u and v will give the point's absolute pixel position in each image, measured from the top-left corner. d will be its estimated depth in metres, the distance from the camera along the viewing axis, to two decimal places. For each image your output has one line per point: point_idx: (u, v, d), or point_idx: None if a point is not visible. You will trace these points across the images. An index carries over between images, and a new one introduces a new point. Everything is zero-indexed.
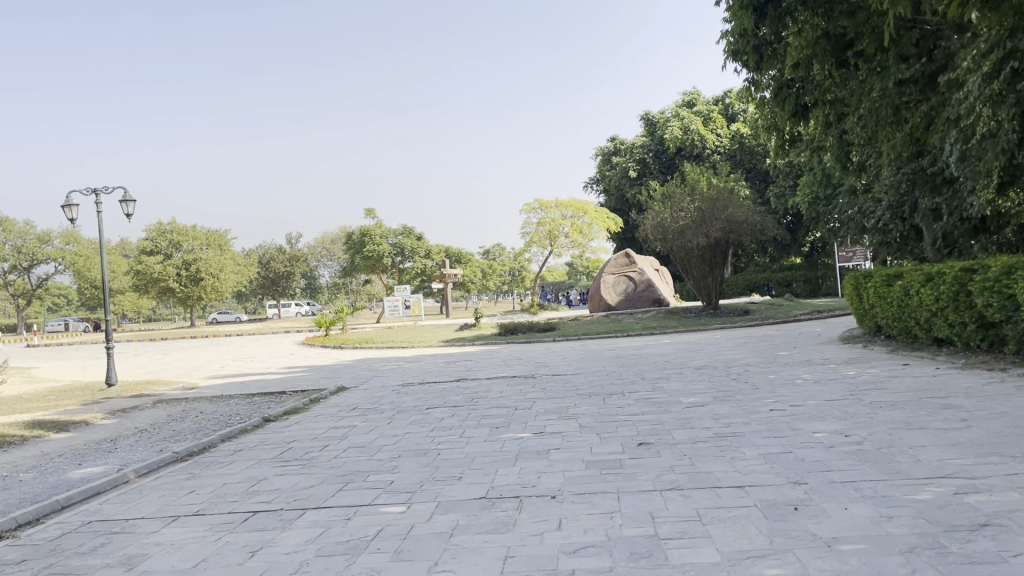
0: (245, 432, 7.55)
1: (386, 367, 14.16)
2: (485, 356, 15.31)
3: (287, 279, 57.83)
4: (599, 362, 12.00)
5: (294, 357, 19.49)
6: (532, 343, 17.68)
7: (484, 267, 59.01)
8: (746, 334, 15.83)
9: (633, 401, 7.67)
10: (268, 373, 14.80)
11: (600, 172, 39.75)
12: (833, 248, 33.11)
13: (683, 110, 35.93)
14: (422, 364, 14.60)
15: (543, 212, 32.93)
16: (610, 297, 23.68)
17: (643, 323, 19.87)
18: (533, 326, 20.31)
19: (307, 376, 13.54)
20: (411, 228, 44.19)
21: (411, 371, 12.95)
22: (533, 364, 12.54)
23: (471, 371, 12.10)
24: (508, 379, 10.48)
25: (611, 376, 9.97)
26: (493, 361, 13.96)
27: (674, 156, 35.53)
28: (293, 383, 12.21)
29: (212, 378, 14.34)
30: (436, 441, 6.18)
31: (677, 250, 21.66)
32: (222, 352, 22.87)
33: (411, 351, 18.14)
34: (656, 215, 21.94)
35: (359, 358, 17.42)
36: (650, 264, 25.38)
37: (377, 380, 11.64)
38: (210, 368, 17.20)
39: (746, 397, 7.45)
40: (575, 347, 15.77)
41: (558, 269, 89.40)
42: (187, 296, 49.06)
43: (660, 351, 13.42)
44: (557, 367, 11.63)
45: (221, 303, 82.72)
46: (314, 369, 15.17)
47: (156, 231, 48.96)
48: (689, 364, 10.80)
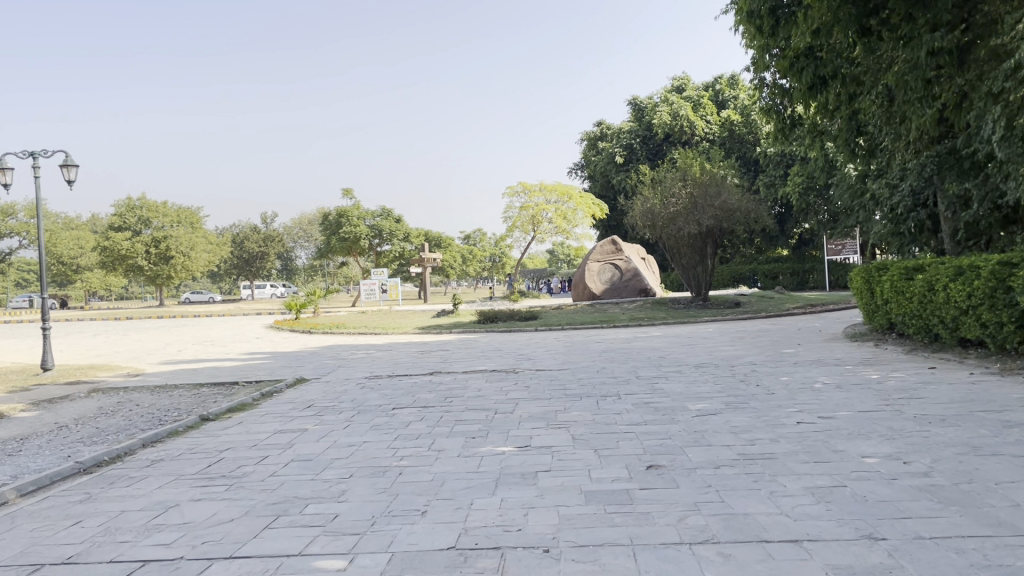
0: (175, 434, 6.41)
1: (355, 356, 13.02)
2: (462, 346, 14.22)
3: (261, 260, 56.32)
4: (586, 356, 10.93)
5: (259, 341, 18.30)
6: (513, 333, 16.60)
7: (464, 252, 57.80)
8: (742, 329, 14.82)
9: (632, 406, 6.61)
10: (226, 360, 13.63)
11: (585, 157, 38.61)
12: (823, 240, 32.20)
13: (672, 95, 34.83)
14: (394, 353, 13.48)
15: (527, 196, 31.81)
16: (595, 286, 22.58)
17: (629, 314, 18.83)
18: (514, 314, 19.21)
19: (266, 364, 12.37)
20: (390, 210, 42.91)
21: (381, 362, 11.83)
22: (514, 356, 11.47)
23: (447, 363, 11.00)
24: (487, 374, 9.38)
25: (602, 374, 8.90)
26: (471, 351, 12.85)
27: (661, 142, 34.50)
28: (249, 372, 11.05)
29: (164, 364, 13.16)
30: (397, 455, 5.09)
31: (666, 238, 20.63)
32: (184, 335, 21.64)
33: (383, 338, 17.03)
34: (645, 200, 20.86)
35: (326, 345, 16.26)
36: (638, 253, 24.33)
37: (343, 371, 10.51)
38: (165, 352, 15.98)
39: (762, 405, 6.41)
40: (559, 338, 14.70)
41: (540, 257, 88.31)
42: (156, 275, 47.51)
43: (653, 345, 12.38)
44: (541, 362, 10.55)
45: (195, 282, 80.87)
46: (276, 356, 14.02)
47: (125, 206, 47.31)
48: (687, 361, 9.77)
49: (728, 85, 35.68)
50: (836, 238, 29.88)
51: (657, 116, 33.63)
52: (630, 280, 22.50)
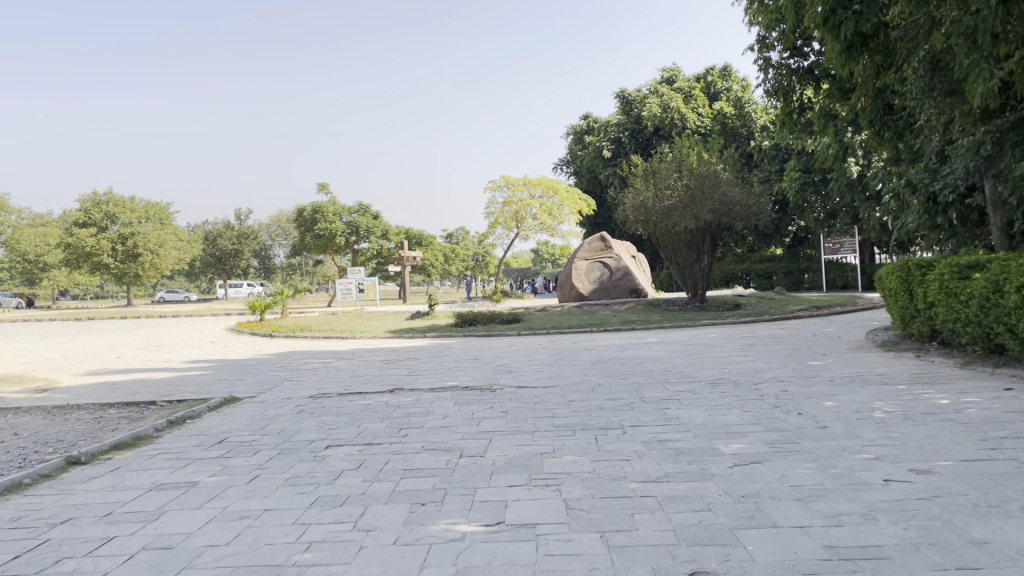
0: (17, 487, 4.62)
1: (308, 367, 11.26)
2: (434, 353, 12.49)
3: (235, 258, 54.28)
4: (576, 370, 9.25)
5: (212, 347, 16.48)
6: (493, 338, 14.89)
7: (446, 251, 56.06)
8: (749, 335, 13.18)
9: (643, 447, 4.92)
10: (161, 370, 11.83)
11: (571, 151, 36.97)
12: (819, 239, 30.62)
13: (662, 86, 33.25)
14: (356, 362, 11.74)
15: (510, 191, 30.12)
16: (582, 286, 20.91)
17: (621, 317, 17.19)
18: (495, 317, 17.49)
19: (202, 376, 10.59)
20: (367, 206, 41.09)
21: (336, 374, 10.09)
22: (492, 368, 9.77)
23: (412, 377, 9.30)
24: (458, 393, 7.67)
25: (599, 394, 7.23)
26: (443, 361, 11.12)
27: (652, 136, 32.87)
28: (175, 388, 9.26)
29: (86, 375, 11.34)
30: (303, 541, 3.37)
31: (660, 235, 19.05)
32: (134, 338, 19.77)
33: (348, 343, 15.28)
34: (636, 194, 19.28)
35: (283, 351, 14.47)
36: (629, 250, 22.67)
37: (287, 388, 8.76)
38: (101, 359, 14.14)
39: (819, 447, 4.77)
40: (545, 345, 13.00)
41: (524, 256, 86.54)
42: (123, 273, 45.46)
43: (655, 354, 10.69)
44: (522, 376, 8.86)
45: (169, 280, 78.48)
46: (219, 365, 12.21)
47: (91, 202, 45.16)
48: (700, 378, 8.10)
49: (721, 76, 34.09)
50: (834, 236, 28.41)
51: (647, 108, 32.03)
52: (620, 280, 20.86)
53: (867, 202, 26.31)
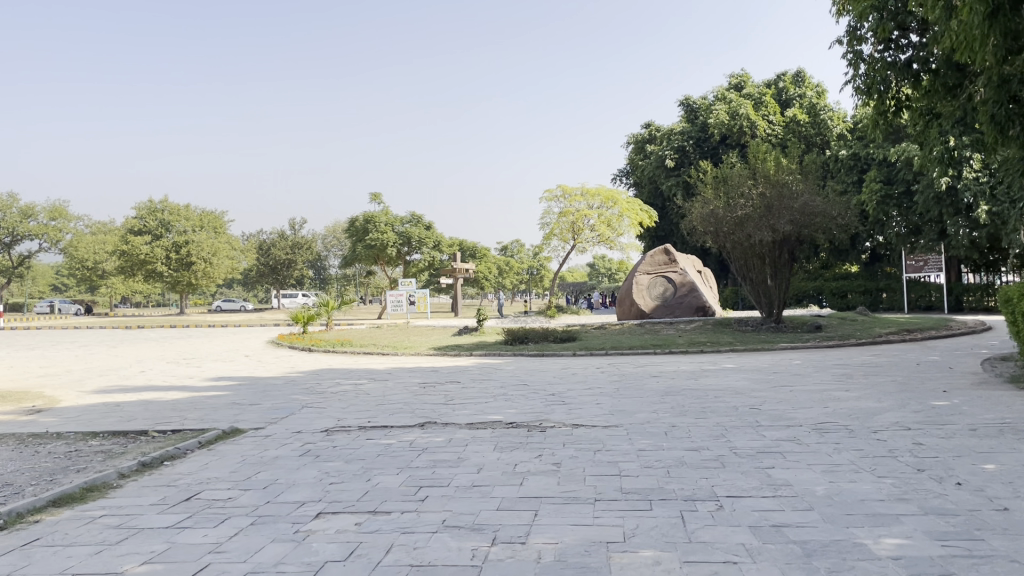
0: None
1: (336, 389, 10.00)
2: (479, 376, 11.13)
3: (288, 267, 54.03)
4: (643, 403, 7.77)
5: (245, 362, 15.42)
6: (545, 359, 13.47)
7: (500, 264, 54.94)
8: (839, 362, 11.50)
9: (754, 538, 3.43)
10: (179, 388, 10.74)
11: (631, 162, 35.40)
12: (900, 254, 28.37)
13: (730, 93, 31.49)
14: (391, 384, 10.46)
15: (567, 201, 28.70)
16: (643, 303, 19.36)
17: (687, 337, 15.62)
18: (547, 334, 16.04)
19: (216, 398, 9.39)
20: (420, 216, 40.09)
21: (364, 400, 8.81)
22: (543, 398, 8.36)
23: (450, 408, 7.93)
24: (500, 433, 6.28)
25: (677, 442, 5.75)
26: (488, 386, 9.75)
27: (718, 145, 31.16)
28: (178, 413, 8.07)
29: (97, 392, 10.30)
30: None
31: (731, 249, 17.44)
32: (170, 349, 18.95)
33: (387, 361, 14.04)
34: (704, 202, 17.72)
35: (317, 368, 13.29)
36: (694, 265, 21.01)
37: (303, 418, 7.49)
38: (123, 373, 13.15)
39: (1016, 551, 3.23)
40: (604, 368, 11.54)
41: (580, 272, 84.81)
42: (176, 282, 45.43)
43: (735, 385, 9.15)
44: (578, 411, 7.42)
45: (227, 290, 79.13)
46: (243, 384, 11.06)
47: (147, 209, 45.34)
48: (799, 421, 6.55)
49: (793, 82, 32.11)
50: (917, 253, 26.25)
51: (712, 115, 30.37)
52: (685, 296, 19.24)
53: (955, 215, 24.18)
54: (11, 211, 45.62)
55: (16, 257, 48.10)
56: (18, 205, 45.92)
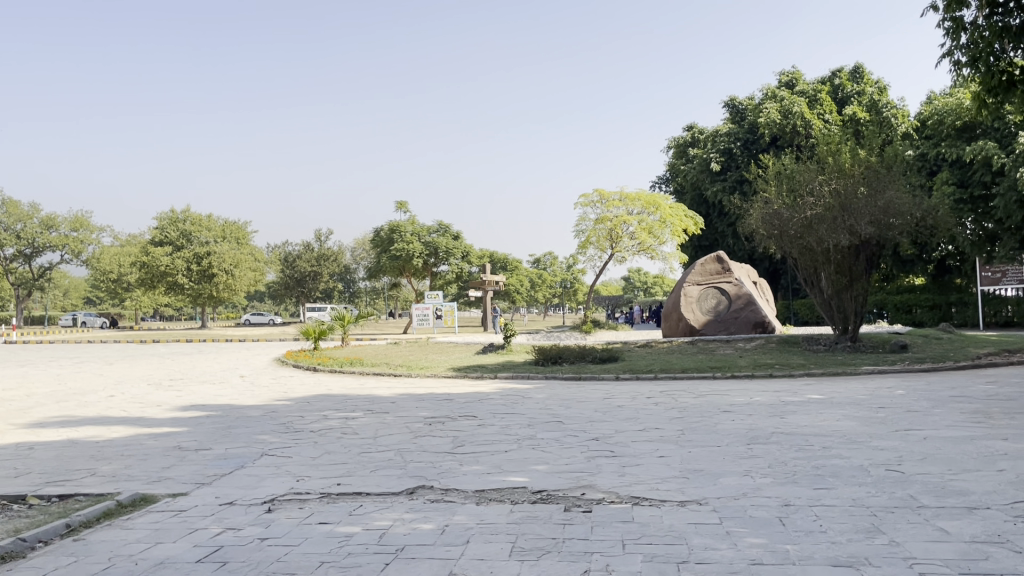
0: None
1: (322, 426, 7.87)
2: (502, 407, 8.94)
3: (314, 280, 52.43)
4: (725, 459, 5.54)
5: (238, 384, 13.35)
6: (584, 384, 11.22)
7: (532, 276, 52.88)
8: (957, 393, 9.10)
9: None
10: (133, 420, 8.68)
11: (672, 167, 33.16)
12: (973, 264, 25.72)
13: (780, 90, 29.17)
14: (390, 418, 8.31)
15: (604, 207, 26.41)
16: (693, 317, 17.07)
17: (749, 358, 13.31)
18: (585, 354, 13.78)
19: (162, 436, 7.28)
20: (448, 226, 38.01)
21: (349, 444, 6.68)
22: (585, 449, 6.14)
23: (456, 460, 5.78)
24: (525, 517, 4.09)
25: (810, 545, 3.51)
26: (511, 423, 7.57)
27: (768, 147, 28.87)
28: (91, 461, 5.99)
29: (26, 424, 8.28)
30: None
31: (799, 254, 15.14)
32: (164, 368, 17.00)
33: (397, 384, 11.92)
34: (765, 202, 15.51)
35: (312, 394, 11.19)
36: (750, 275, 18.64)
37: (250, 476, 5.38)
38: (86, 398, 11.16)
39: None
40: (657, 399, 9.28)
41: (614, 284, 82.04)
42: (197, 295, 43.92)
43: (839, 428, 6.85)
44: (636, 471, 5.19)
45: (258, 303, 77.97)
46: (213, 415, 8.98)
47: (169, 220, 44.38)
48: (981, 500, 4.27)
49: (850, 79, 29.74)
50: (993, 262, 23.56)
51: (762, 114, 28.05)
52: (740, 310, 16.90)
53: None
54: (31, 221, 44.60)
55: (37, 269, 47.03)
56: (38, 215, 44.89)
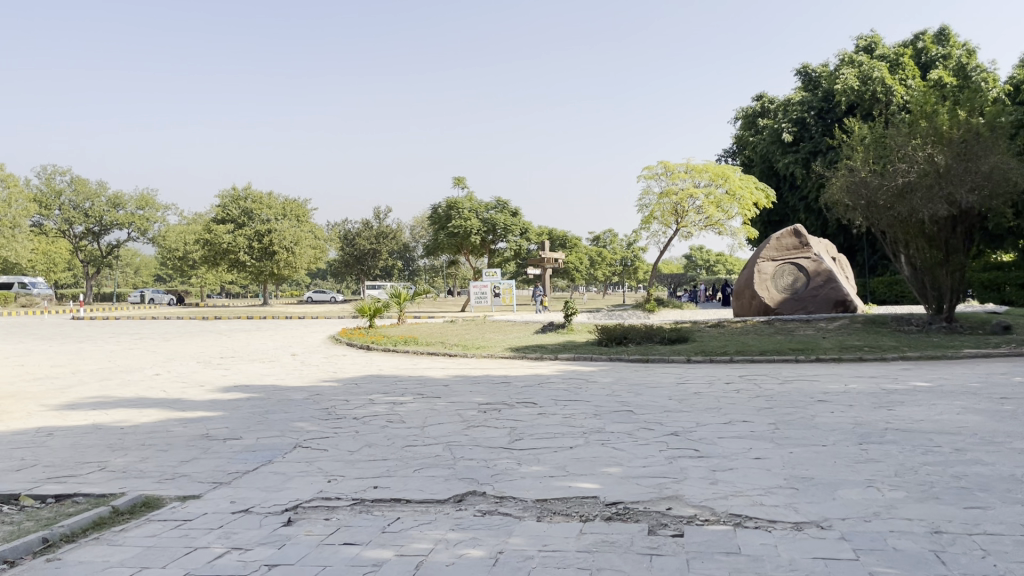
0: None
1: (366, 412, 7.13)
2: (565, 392, 8.08)
3: (373, 257, 52.31)
4: (837, 466, 4.58)
5: (287, 363, 12.79)
6: (653, 367, 10.27)
7: (592, 254, 51.73)
8: None
9: None
10: (169, 402, 8.11)
11: (740, 138, 31.61)
12: None
13: (858, 55, 27.37)
14: (441, 404, 7.53)
15: (669, 179, 25.17)
16: (767, 296, 15.91)
17: (834, 339, 12.17)
18: (652, 333, 12.81)
19: (192, 422, 6.64)
20: (507, 202, 37.13)
21: (392, 434, 5.91)
22: (664, 446, 5.24)
23: (513, 458, 4.95)
24: (599, 543, 3.23)
25: None
26: (575, 412, 6.71)
27: (845, 116, 27.16)
28: (105, 451, 5.36)
29: (57, 406, 7.77)
30: None
31: (888, 227, 13.87)
32: (217, 345, 16.64)
33: (450, 366, 11.17)
34: (851, 170, 14.25)
35: (361, 374, 10.50)
36: (830, 250, 17.31)
37: (276, 475, 4.65)
38: (129, 377, 10.70)
39: None
40: (738, 385, 8.30)
41: (675, 262, 80.19)
42: (259, 272, 44.12)
43: (965, 424, 5.80)
44: (732, 480, 4.28)
45: (320, 281, 78.49)
46: (253, 398, 8.33)
47: (231, 198, 44.62)
48: None
49: (935, 41, 27.76)
50: None
51: (839, 81, 26.36)
52: (820, 288, 15.67)
53: None
54: (98, 199, 45.33)
55: (105, 247, 47.94)
56: (105, 194, 45.56)
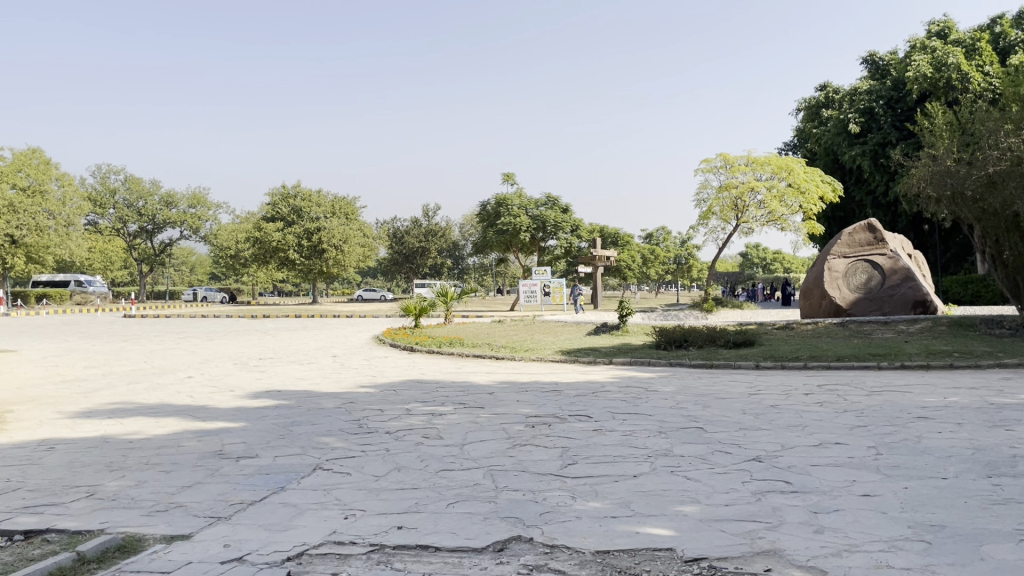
0: None
1: (402, 425, 6.40)
2: (622, 403, 7.23)
3: (422, 256, 51.94)
4: (972, 510, 3.67)
5: (327, 365, 12.18)
6: (718, 374, 9.37)
7: (644, 252, 50.53)
8: None
9: None
10: (194, 410, 7.52)
11: (803, 130, 30.21)
12: None
13: (931, 40, 25.79)
14: (484, 415, 6.75)
15: (728, 173, 24.03)
16: (838, 295, 14.81)
17: (919, 343, 11.08)
18: (715, 336, 11.87)
19: (209, 435, 5.99)
20: (557, 198, 36.28)
21: (427, 454, 5.16)
22: (747, 477, 4.38)
23: (566, 490, 4.15)
24: None
25: None
26: (637, 428, 5.87)
27: (916, 106, 25.62)
28: (101, 472, 4.72)
29: (74, 413, 7.23)
30: None
31: (976, 219, 12.63)
32: (260, 345, 16.17)
33: (497, 369, 10.42)
34: (933, 159, 13.08)
35: (403, 379, 9.83)
36: (905, 246, 16.07)
37: (286, 508, 3.93)
38: (161, 380, 10.21)
39: None
40: (820, 397, 7.35)
41: (730, 260, 78.19)
42: (308, 270, 44.03)
43: None
44: (842, 530, 3.40)
45: (371, 279, 78.54)
46: (283, 406, 7.70)
47: (281, 196, 44.74)
48: None
49: (1013, 26, 26.04)
50: None
51: (910, 68, 24.88)
52: (896, 287, 14.50)
53: None
54: (152, 198, 45.78)
55: (159, 245, 48.50)
56: (159, 192, 46.00)
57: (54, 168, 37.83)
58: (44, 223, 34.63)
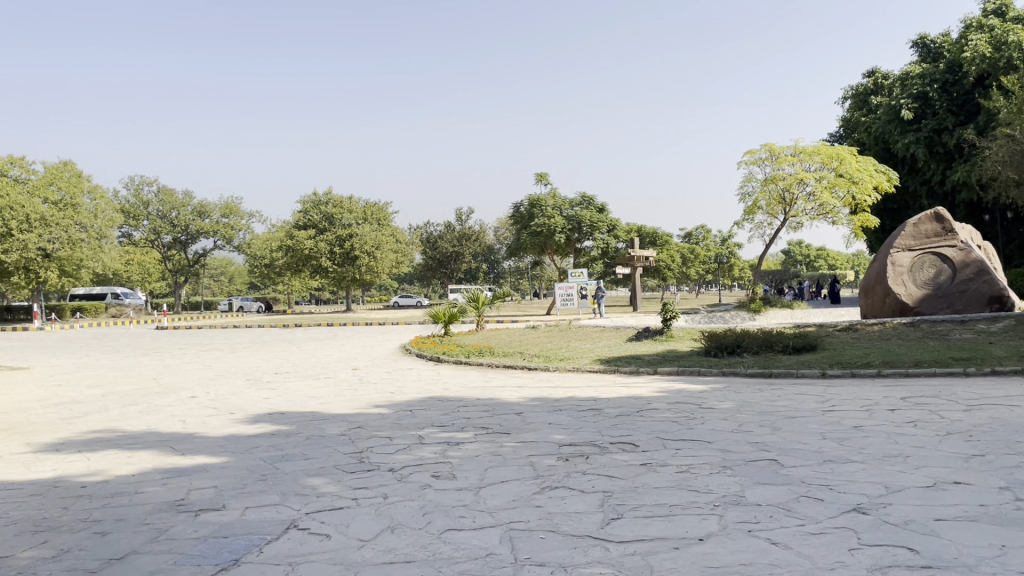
0: None
1: (411, 458, 5.34)
2: (673, 426, 6.09)
3: (456, 260, 51.06)
4: None
5: (345, 380, 11.19)
6: (781, 385, 8.15)
7: (685, 252, 49.03)
8: None
9: None
10: (178, 439, 6.56)
11: (850, 119, 28.63)
12: None
13: (988, 19, 24.14)
14: (509, 445, 5.67)
15: (774, 164, 22.69)
16: (903, 292, 13.46)
17: (1007, 344, 9.75)
18: (772, 340, 10.64)
19: (178, 475, 4.99)
20: (593, 197, 35.09)
21: (432, 504, 4.10)
22: (854, 541, 3.23)
23: (609, 566, 3.05)
24: None
25: None
26: (695, 464, 4.73)
27: (974, 88, 23.95)
28: (17, 537, 3.73)
29: (42, 445, 6.31)
30: None
31: None
32: (280, 358, 15.29)
33: (527, 382, 9.33)
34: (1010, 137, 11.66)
35: (423, 395, 8.79)
36: (975, 236, 14.59)
37: None
38: (161, 401, 9.29)
39: None
40: (911, 415, 6.12)
41: (773, 258, 76.06)
42: (341, 278, 43.31)
43: None
44: None
45: (407, 285, 77.95)
46: (280, 432, 6.69)
47: (312, 203, 44.48)
48: None
49: None
50: None
51: (967, 48, 23.24)
52: (968, 282, 13.02)
53: None
54: (184, 208, 45.58)
55: (193, 256, 48.30)
56: (191, 203, 45.80)
57: (86, 180, 37.70)
58: (77, 236, 34.41)
